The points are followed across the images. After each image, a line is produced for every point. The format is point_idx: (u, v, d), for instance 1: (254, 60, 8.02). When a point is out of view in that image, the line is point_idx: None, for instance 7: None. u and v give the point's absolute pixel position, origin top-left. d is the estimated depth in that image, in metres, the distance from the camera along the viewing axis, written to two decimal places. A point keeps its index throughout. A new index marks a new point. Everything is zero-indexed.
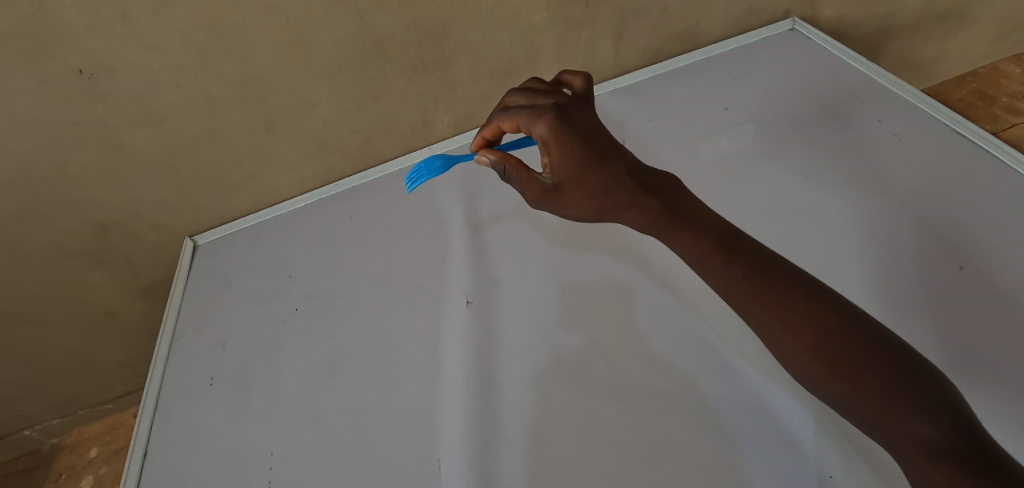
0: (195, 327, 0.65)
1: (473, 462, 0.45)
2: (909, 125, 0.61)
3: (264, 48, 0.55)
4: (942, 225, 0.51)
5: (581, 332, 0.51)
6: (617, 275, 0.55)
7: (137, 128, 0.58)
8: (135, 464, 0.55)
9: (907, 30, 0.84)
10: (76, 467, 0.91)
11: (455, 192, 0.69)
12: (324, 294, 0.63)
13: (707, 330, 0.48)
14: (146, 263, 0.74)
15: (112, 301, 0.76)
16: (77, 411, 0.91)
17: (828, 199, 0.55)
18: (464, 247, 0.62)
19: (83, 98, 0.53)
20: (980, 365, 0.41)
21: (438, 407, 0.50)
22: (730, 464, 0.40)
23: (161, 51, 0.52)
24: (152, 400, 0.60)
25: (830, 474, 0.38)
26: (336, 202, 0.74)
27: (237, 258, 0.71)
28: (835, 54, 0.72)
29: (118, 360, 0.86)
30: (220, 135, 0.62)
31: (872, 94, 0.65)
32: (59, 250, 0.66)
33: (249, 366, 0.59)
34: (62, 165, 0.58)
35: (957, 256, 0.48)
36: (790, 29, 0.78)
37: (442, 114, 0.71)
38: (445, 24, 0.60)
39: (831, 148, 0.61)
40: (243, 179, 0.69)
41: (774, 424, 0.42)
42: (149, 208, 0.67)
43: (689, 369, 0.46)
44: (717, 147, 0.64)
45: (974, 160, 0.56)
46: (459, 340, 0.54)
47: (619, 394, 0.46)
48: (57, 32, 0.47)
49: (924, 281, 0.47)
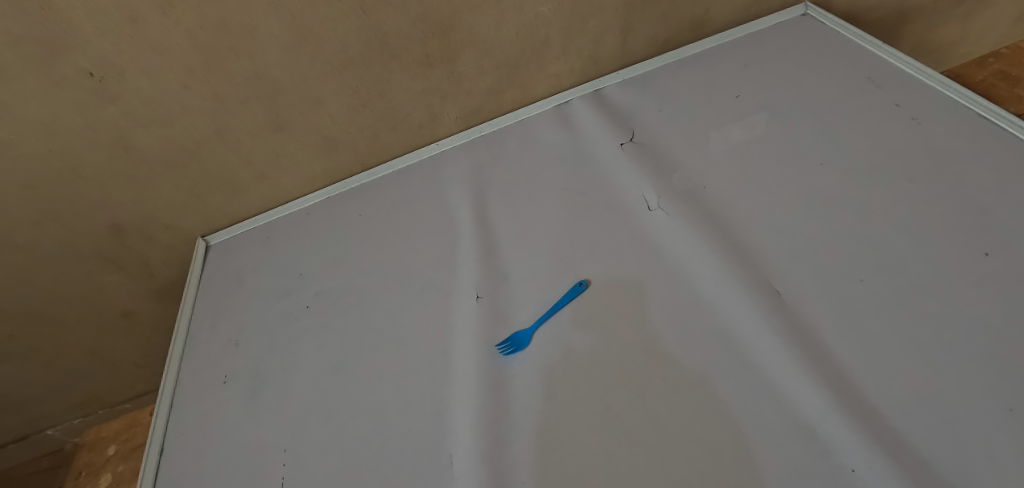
0: (208, 326, 0.66)
1: (486, 457, 0.44)
2: (927, 107, 0.58)
3: (270, 47, 0.55)
4: (964, 211, 0.48)
5: (591, 328, 0.50)
6: (627, 269, 0.54)
7: (148, 129, 0.58)
8: (152, 459, 0.55)
9: (924, 12, 0.82)
10: (95, 465, 0.93)
11: (465, 187, 0.69)
12: (335, 291, 0.64)
13: (722, 320, 0.47)
14: (160, 264, 0.75)
15: (128, 302, 0.77)
16: (96, 410, 0.93)
17: (847, 188, 0.54)
18: (473, 242, 0.62)
19: (94, 101, 0.54)
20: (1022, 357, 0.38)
21: (450, 402, 0.49)
22: (748, 458, 0.38)
23: (169, 52, 0.52)
24: (168, 396, 0.61)
25: (851, 467, 0.36)
26: (345, 199, 0.74)
27: (248, 257, 0.72)
28: (849, 38, 0.70)
29: (135, 360, 0.87)
30: (230, 134, 0.63)
31: (889, 78, 0.63)
32: (75, 252, 0.67)
33: (262, 364, 0.60)
34: (76, 167, 0.59)
35: (983, 243, 0.46)
36: (802, 14, 0.76)
37: (449, 109, 0.71)
38: (449, 18, 0.59)
39: (847, 133, 0.59)
40: (253, 178, 0.69)
41: (794, 417, 0.39)
42: (161, 208, 0.68)
43: (704, 366, 0.45)
44: (728, 137, 0.63)
45: (995, 141, 0.53)
46: (468, 334, 0.54)
47: (632, 387, 0.45)
48: (68, 35, 0.48)
49: (943, 269, 0.45)
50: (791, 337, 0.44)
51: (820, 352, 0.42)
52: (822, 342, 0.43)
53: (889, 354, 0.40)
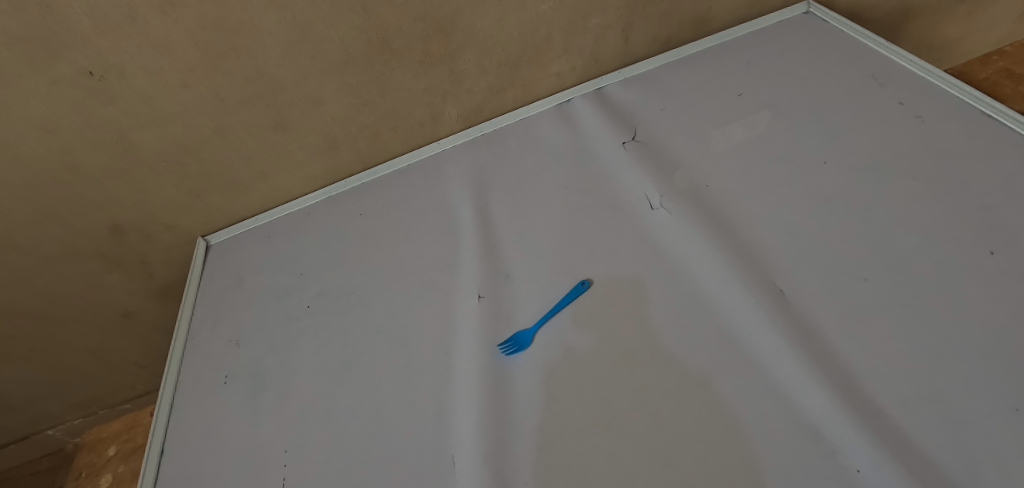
0: (208, 326, 0.66)
1: (488, 458, 0.44)
2: (931, 106, 0.58)
3: (271, 46, 0.55)
4: (969, 210, 0.48)
5: (593, 327, 0.50)
6: (630, 269, 0.54)
7: (148, 129, 0.58)
8: (153, 459, 0.55)
9: (927, 10, 0.82)
10: (96, 465, 0.93)
11: (466, 186, 0.69)
12: (336, 290, 0.63)
13: (726, 320, 0.47)
14: (160, 264, 0.74)
15: (128, 302, 0.77)
16: (96, 411, 0.93)
17: (850, 186, 0.54)
18: (475, 241, 0.62)
19: (94, 100, 0.53)
20: None
21: (452, 402, 0.49)
22: (752, 459, 0.38)
23: (169, 51, 0.52)
24: (168, 397, 0.61)
25: (856, 468, 0.35)
26: (346, 198, 0.74)
27: (248, 256, 0.71)
28: (852, 36, 0.69)
29: (136, 360, 0.87)
30: (231, 134, 0.62)
31: (893, 76, 0.63)
32: (75, 251, 0.67)
33: (263, 364, 0.59)
34: (76, 167, 0.58)
35: (988, 241, 0.45)
36: (804, 12, 0.76)
37: (450, 108, 0.71)
38: (450, 16, 0.59)
39: (850, 132, 0.59)
40: (254, 178, 0.69)
41: (798, 417, 0.39)
42: (162, 208, 0.68)
43: (706, 366, 0.44)
44: (731, 136, 0.63)
45: (1000, 139, 0.53)
46: (470, 334, 0.53)
47: (634, 387, 0.45)
48: (68, 34, 0.47)
49: (948, 268, 0.44)
50: (795, 337, 0.43)
51: (824, 352, 0.42)
52: (827, 341, 0.43)
53: (894, 353, 0.40)
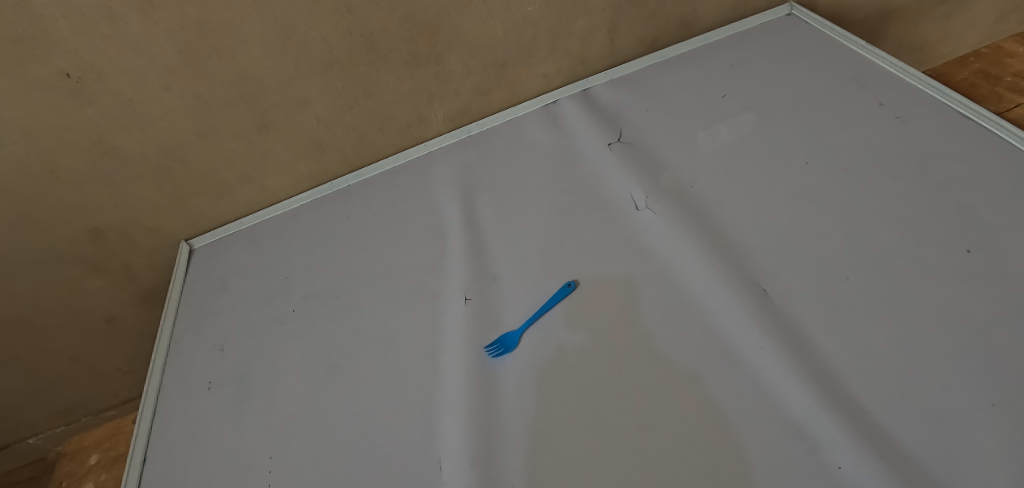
0: (192, 331, 0.65)
1: (475, 461, 0.44)
2: (910, 107, 0.59)
3: (253, 47, 0.54)
4: (946, 209, 0.49)
5: (580, 328, 0.50)
6: (617, 269, 0.54)
7: (129, 131, 0.57)
8: (135, 467, 0.54)
9: (906, 12, 0.83)
10: (77, 474, 0.91)
11: (453, 188, 0.68)
12: (322, 293, 0.63)
13: (711, 319, 0.47)
14: (143, 268, 0.73)
15: (110, 307, 0.76)
16: (79, 418, 0.92)
17: (832, 186, 0.54)
18: (462, 243, 0.62)
19: (72, 103, 0.52)
20: (1003, 352, 0.38)
21: (439, 405, 0.49)
22: (737, 458, 0.38)
23: (149, 53, 0.51)
24: (151, 403, 0.60)
25: (837, 464, 0.36)
26: (332, 201, 0.73)
27: (233, 260, 0.71)
28: (833, 37, 0.70)
29: (119, 366, 0.86)
30: (214, 136, 0.62)
31: (873, 77, 0.64)
32: (54, 256, 0.66)
33: (248, 369, 0.59)
34: (55, 170, 0.57)
35: (966, 240, 0.46)
36: (788, 14, 0.76)
37: (436, 110, 0.70)
38: (436, 17, 0.58)
39: (832, 132, 0.59)
40: (238, 180, 0.68)
41: (781, 416, 0.40)
42: (144, 212, 0.67)
43: (691, 365, 0.45)
44: (716, 136, 0.63)
45: (976, 140, 0.54)
46: (457, 336, 0.53)
47: (621, 388, 0.45)
48: (43, 36, 0.47)
49: (926, 267, 0.45)
50: (777, 336, 0.44)
51: (806, 351, 0.42)
52: (808, 341, 0.43)
53: (874, 352, 0.41)
